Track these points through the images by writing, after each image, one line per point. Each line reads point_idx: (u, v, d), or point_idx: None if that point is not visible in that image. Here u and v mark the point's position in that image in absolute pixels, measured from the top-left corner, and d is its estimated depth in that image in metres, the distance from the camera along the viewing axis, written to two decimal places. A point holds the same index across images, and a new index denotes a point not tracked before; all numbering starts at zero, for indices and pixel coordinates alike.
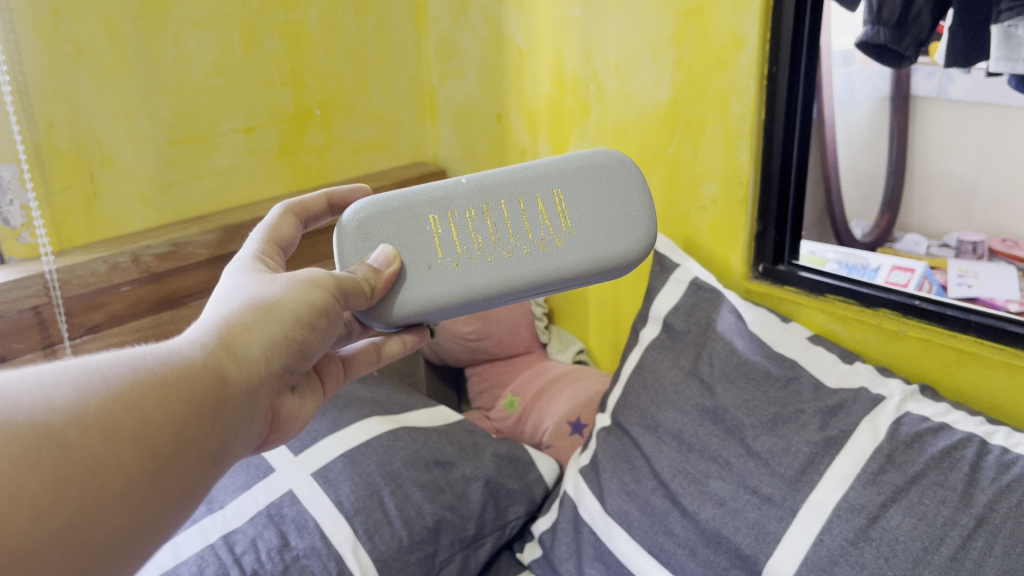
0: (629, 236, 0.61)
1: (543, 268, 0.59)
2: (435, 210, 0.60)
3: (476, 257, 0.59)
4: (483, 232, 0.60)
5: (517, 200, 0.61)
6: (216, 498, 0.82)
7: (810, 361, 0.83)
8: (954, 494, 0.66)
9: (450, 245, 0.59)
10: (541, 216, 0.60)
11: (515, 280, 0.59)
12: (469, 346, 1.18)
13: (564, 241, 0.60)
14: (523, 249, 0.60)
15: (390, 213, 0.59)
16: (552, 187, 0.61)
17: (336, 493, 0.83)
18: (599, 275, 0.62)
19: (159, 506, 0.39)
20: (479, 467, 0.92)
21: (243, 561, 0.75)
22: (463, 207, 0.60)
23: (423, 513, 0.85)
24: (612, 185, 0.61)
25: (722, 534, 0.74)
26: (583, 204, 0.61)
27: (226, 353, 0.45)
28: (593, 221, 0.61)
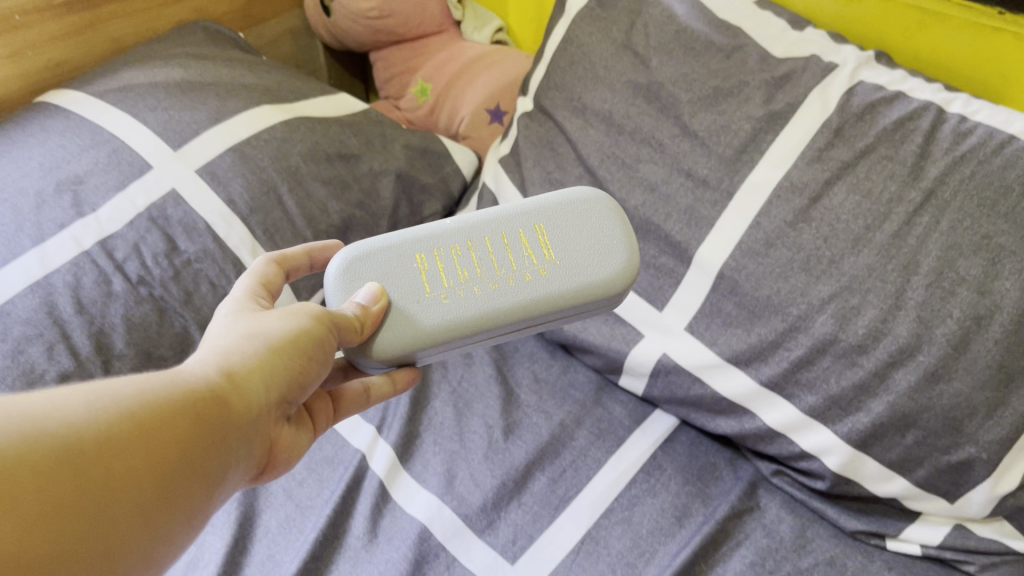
0: (620, 258, 0.52)
1: (532, 297, 0.50)
2: (418, 247, 0.51)
3: (466, 288, 0.50)
4: (467, 267, 0.51)
5: (501, 233, 0.52)
6: (86, 200, 0.69)
7: (755, 27, 0.72)
8: (903, 169, 0.60)
9: (437, 277, 0.51)
10: (526, 246, 0.52)
11: (505, 315, 0.50)
12: (371, 26, 1.00)
13: (551, 272, 0.51)
14: (508, 281, 0.51)
15: (373, 254, 0.51)
16: (534, 221, 0.53)
17: (227, 192, 0.73)
18: (591, 307, 0.53)
19: (169, 529, 0.35)
20: (388, 160, 0.83)
21: (127, 267, 0.67)
22: (451, 241, 0.52)
23: (329, 212, 0.77)
24: (598, 215, 0.53)
25: (651, 221, 0.70)
26: (564, 234, 0.52)
27: (231, 386, 0.40)
28: (580, 250, 0.52)
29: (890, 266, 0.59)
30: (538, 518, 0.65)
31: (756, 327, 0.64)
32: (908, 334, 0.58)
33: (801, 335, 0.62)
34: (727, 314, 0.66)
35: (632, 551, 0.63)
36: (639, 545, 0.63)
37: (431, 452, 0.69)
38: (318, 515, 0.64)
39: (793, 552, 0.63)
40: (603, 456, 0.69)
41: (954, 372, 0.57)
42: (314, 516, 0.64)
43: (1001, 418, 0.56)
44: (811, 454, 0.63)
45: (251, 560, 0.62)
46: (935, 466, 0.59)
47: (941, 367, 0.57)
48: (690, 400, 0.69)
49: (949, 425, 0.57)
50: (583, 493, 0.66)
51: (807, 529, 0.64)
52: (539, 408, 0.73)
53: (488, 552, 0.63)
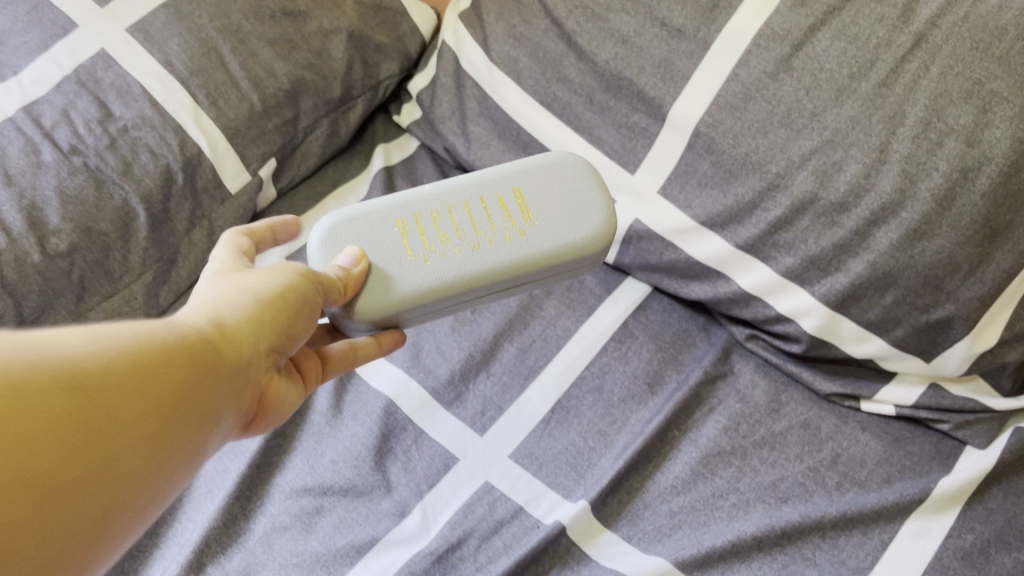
0: (598, 218, 0.49)
1: (512, 259, 0.47)
2: (396, 211, 0.48)
3: (446, 251, 0.47)
4: (448, 229, 0.48)
5: (479, 196, 0.49)
6: (7, 63, 0.65)
7: None
8: (893, 12, 0.56)
9: (418, 240, 0.47)
10: (506, 208, 0.48)
11: (484, 278, 0.47)
12: None
13: (531, 233, 0.48)
14: (488, 242, 0.47)
15: (352, 220, 0.47)
16: (514, 183, 0.49)
17: (162, 53, 0.66)
18: (571, 268, 0.50)
19: (166, 467, 0.35)
20: (339, 18, 0.73)
21: (57, 135, 0.62)
22: (430, 204, 0.48)
23: (277, 74, 0.70)
24: (578, 176, 0.50)
25: (624, 77, 0.65)
26: (545, 195, 0.49)
27: (224, 337, 0.39)
28: (561, 210, 0.49)
29: (875, 118, 0.55)
30: (508, 389, 0.63)
31: (733, 187, 0.61)
32: (891, 192, 0.55)
33: (780, 194, 0.59)
34: (703, 175, 0.63)
35: (603, 420, 0.62)
36: (610, 413, 0.62)
37: None
38: None
39: (766, 416, 0.62)
40: (572, 326, 0.67)
41: (938, 229, 0.54)
42: None
43: (983, 275, 0.55)
44: (787, 317, 0.61)
45: None
46: (913, 325, 0.58)
47: (924, 224, 0.54)
48: (663, 265, 0.66)
49: (929, 284, 0.56)
50: (553, 363, 0.64)
51: (782, 392, 0.63)
52: None
53: (459, 426, 0.61)
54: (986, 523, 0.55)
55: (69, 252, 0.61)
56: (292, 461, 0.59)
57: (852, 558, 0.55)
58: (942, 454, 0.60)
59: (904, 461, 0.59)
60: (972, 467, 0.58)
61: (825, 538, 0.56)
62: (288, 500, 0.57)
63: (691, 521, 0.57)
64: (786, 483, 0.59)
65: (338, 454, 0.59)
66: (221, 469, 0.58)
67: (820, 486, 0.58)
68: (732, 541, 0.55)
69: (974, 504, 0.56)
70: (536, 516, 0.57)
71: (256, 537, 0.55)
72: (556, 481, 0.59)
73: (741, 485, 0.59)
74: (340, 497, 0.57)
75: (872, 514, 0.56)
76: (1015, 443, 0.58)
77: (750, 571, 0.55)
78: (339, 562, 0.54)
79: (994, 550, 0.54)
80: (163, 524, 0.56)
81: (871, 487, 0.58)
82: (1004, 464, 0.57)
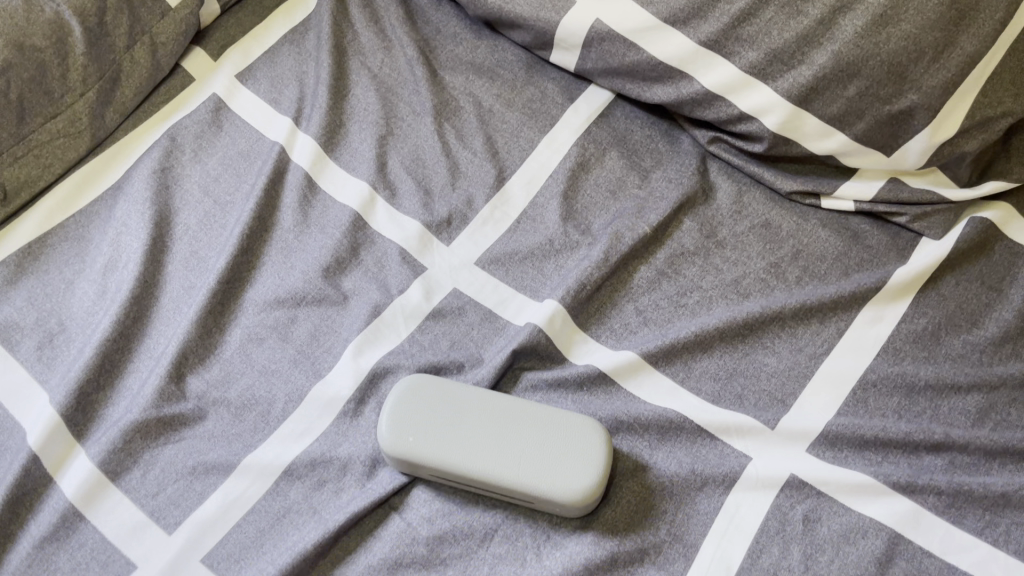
0: (573, 480, 0.48)
1: (522, 474, 0.48)
2: (423, 424, 0.50)
3: (466, 442, 0.49)
4: (464, 437, 0.49)
5: (487, 439, 0.49)
6: None
7: None
8: None
9: (443, 439, 0.49)
10: (519, 449, 0.49)
11: (502, 465, 0.48)
12: None
13: (536, 489, 0.48)
14: (505, 452, 0.49)
15: (402, 423, 0.50)
16: (533, 479, 0.48)
17: None
18: (557, 472, 0.48)
19: None
20: None
21: None
22: (447, 435, 0.49)
23: None
24: (525, 442, 0.49)
25: None
26: (558, 443, 0.49)
27: None
28: (545, 464, 0.49)
29: None
30: (473, 200, 0.63)
31: None
32: None
33: None
34: None
35: (568, 226, 0.62)
36: (574, 220, 0.62)
37: (355, 141, 0.65)
38: (241, 210, 0.60)
39: (729, 218, 0.62)
40: (535, 137, 0.66)
41: (905, 14, 0.54)
42: (236, 212, 0.61)
43: (947, 61, 0.55)
44: (750, 115, 0.60)
45: (174, 256, 0.59)
46: (875, 118, 0.57)
47: (891, 9, 0.54)
48: (625, 69, 0.64)
49: (893, 73, 0.55)
50: (519, 172, 0.64)
51: (744, 194, 0.63)
52: (467, 90, 0.68)
53: (424, 236, 0.61)
54: (937, 309, 0.57)
55: (2, 69, 0.58)
56: (262, 275, 0.59)
57: (810, 345, 0.57)
58: (899, 246, 0.61)
59: (862, 254, 0.61)
60: (927, 256, 0.59)
61: (784, 328, 0.57)
62: (263, 313, 0.57)
63: (657, 319, 0.58)
64: (748, 279, 0.60)
65: (306, 267, 0.59)
66: (189, 286, 0.58)
67: (780, 281, 0.60)
68: (695, 332, 0.56)
69: (926, 292, 0.58)
70: (505, 317, 0.58)
71: (232, 348, 0.56)
72: (523, 284, 0.60)
73: (704, 283, 0.60)
74: (314, 306, 0.57)
75: (830, 304, 0.57)
76: (969, 232, 0.59)
77: (711, 360, 0.56)
78: (316, 366, 0.55)
79: (944, 334, 0.57)
80: (131, 340, 0.55)
81: (830, 280, 0.59)
82: (957, 253, 0.59)
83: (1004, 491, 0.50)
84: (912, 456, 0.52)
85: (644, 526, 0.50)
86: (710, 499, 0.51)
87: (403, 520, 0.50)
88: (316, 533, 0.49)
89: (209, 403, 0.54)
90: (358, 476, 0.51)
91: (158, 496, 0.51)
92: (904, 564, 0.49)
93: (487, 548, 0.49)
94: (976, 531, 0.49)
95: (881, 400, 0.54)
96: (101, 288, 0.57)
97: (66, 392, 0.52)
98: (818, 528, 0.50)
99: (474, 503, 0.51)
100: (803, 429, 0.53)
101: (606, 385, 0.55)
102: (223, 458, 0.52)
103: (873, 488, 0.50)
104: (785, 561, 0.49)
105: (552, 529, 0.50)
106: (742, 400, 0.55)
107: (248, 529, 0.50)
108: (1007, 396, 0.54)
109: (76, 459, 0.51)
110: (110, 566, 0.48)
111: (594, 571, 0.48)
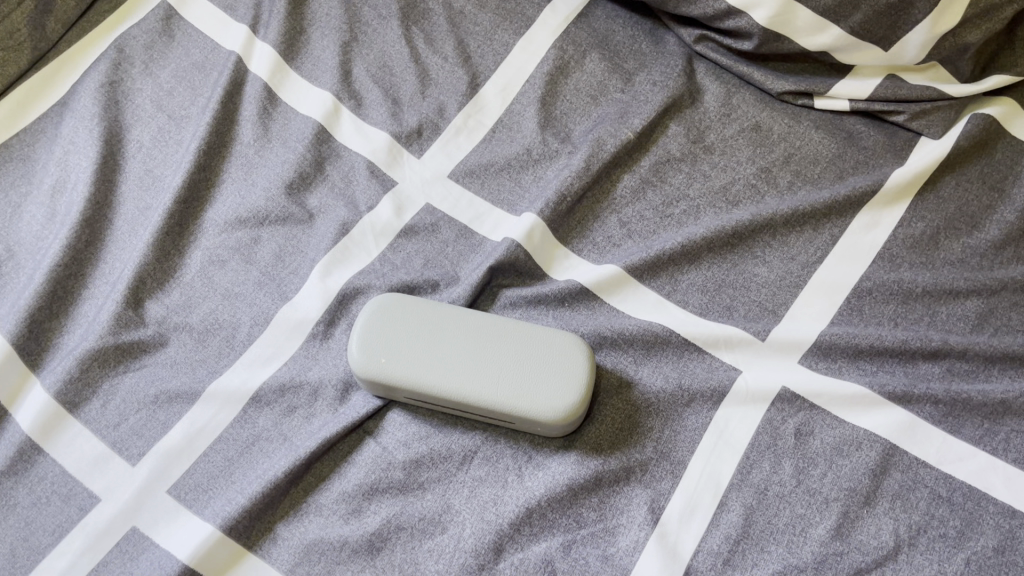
0: (555, 397, 0.46)
1: (500, 392, 0.46)
2: (396, 344, 0.47)
3: (441, 360, 0.46)
4: (439, 355, 0.47)
5: (463, 356, 0.47)
6: None
7: None
8: None
9: (417, 359, 0.46)
10: (497, 367, 0.46)
11: (480, 383, 0.46)
12: None
13: (516, 407, 0.46)
14: (483, 369, 0.46)
15: (373, 343, 0.47)
16: (513, 397, 0.46)
17: None
18: (538, 389, 0.46)
19: None
20: None
21: None
22: (421, 353, 0.47)
23: None
24: (504, 359, 0.47)
25: None
26: (538, 359, 0.47)
27: None
28: (525, 381, 0.46)
29: None
30: (445, 109, 0.59)
31: None
32: None
33: None
34: None
35: (547, 135, 0.58)
36: (552, 128, 0.59)
37: (318, 49, 0.61)
38: (197, 125, 0.57)
39: (717, 122, 0.59)
40: (510, 40, 0.62)
41: None
42: (192, 128, 0.57)
43: None
44: (739, 10, 0.56)
45: (127, 175, 0.56)
46: (872, 8, 0.54)
47: None
48: None
49: None
50: (493, 79, 0.60)
51: (733, 96, 0.60)
52: None
53: (393, 148, 0.57)
54: (936, 212, 0.55)
55: None
56: (222, 194, 0.56)
57: (802, 253, 0.54)
58: (897, 147, 0.58)
59: (857, 156, 0.57)
60: (926, 157, 0.56)
61: (776, 236, 0.54)
62: (224, 234, 0.54)
63: (641, 230, 0.55)
64: (737, 186, 0.57)
65: (268, 184, 0.55)
66: (144, 208, 0.55)
67: (771, 187, 0.56)
68: (681, 244, 0.53)
69: (925, 195, 0.55)
70: (481, 233, 0.55)
71: (193, 272, 0.53)
72: (499, 198, 0.56)
73: (691, 191, 0.56)
74: (278, 226, 0.54)
75: (824, 209, 0.55)
76: (970, 130, 0.56)
77: (698, 272, 0.54)
78: (283, 288, 0.52)
79: (942, 238, 0.54)
80: (85, 265, 0.52)
81: (824, 185, 0.56)
82: (958, 152, 0.56)
83: (1003, 399, 0.48)
84: (908, 364, 0.50)
85: (630, 444, 0.48)
86: (698, 415, 0.49)
87: (378, 445, 0.48)
88: (286, 460, 0.46)
89: (170, 329, 0.51)
90: (330, 401, 0.49)
91: (119, 427, 0.48)
92: (900, 475, 0.46)
93: (466, 472, 0.47)
94: (975, 440, 0.47)
95: (876, 308, 0.52)
96: (50, 212, 0.54)
97: (17, 320, 0.49)
98: (811, 441, 0.48)
99: (453, 426, 0.48)
100: (795, 340, 0.50)
101: (589, 300, 0.52)
102: (187, 386, 0.49)
103: (868, 399, 0.48)
104: (776, 476, 0.47)
105: (534, 450, 0.48)
106: (731, 312, 0.52)
107: (215, 458, 0.47)
108: (1008, 301, 0.52)
109: (32, 389, 0.49)
110: (72, 499, 0.46)
111: (578, 492, 0.46)
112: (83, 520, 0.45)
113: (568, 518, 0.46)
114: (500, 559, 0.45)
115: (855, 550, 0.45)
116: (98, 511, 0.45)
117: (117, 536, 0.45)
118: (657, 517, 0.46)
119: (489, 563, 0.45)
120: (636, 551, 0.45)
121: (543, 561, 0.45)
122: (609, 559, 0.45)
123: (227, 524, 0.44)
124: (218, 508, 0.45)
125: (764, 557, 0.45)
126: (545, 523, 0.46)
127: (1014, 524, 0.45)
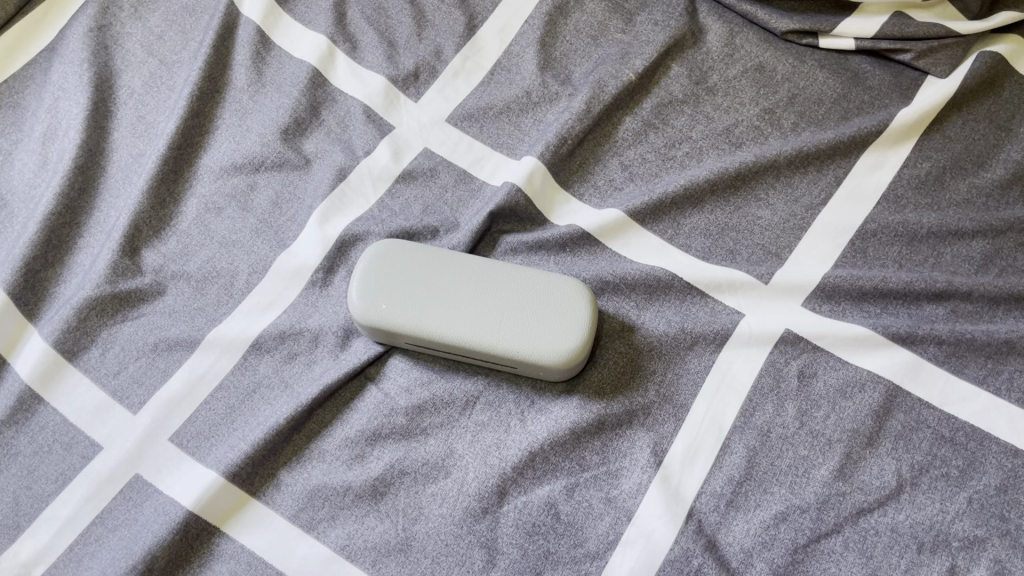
0: (555, 339, 0.45)
1: (501, 335, 0.45)
2: (398, 288, 0.47)
3: (442, 304, 0.46)
4: (440, 298, 0.46)
5: (464, 299, 0.46)
6: None
7: None
8: None
9: (418, 303, 0.46)
10: (498, 310, 0.46)
11: (481, 326, 0.45)
12: None
13: (517, 349, 0.45)
14: (484, 312, 0.46)
15: (374, 287, 0.47)
16: (513, 339, 0.45)
17: None
18: (540, 333, 0.45)
19: None
20: None
21: None
22: (423, 297, 0.46)
23: None
24: (506, 302, 0.46)
25: None
26: (540, 302, 0.46)
27: None
28: (526, 324, 0.46)
29: None
30: (443, 51, 0.58)
31: None
32: None
33: None
34: None
35: (547, 76, 0.57)
36: (552, 70, 0.58)
37: None
38: (189, 70, 0.56)
39: (720, 62, 0.58)
40: None
41: None
42: (183, 72, 0.56)
43: None
44: None
45: (119, 122, 0.55)
46: None
47: None
48: None
49: None
50: (491, 20, 0.59)
51: (736, 36, 0.59)
52: None
53: (390, 91, 0.56)
54: (942, 152, 0.54)
55: None
56: (216, 140, 0.55)
57: (806, 196, 0.53)
58: (902, 86, 0.57)
59: (862, 96, 0.56)
60: (932, 95, 0.55)
61: (779, 178, 0.54)
62: (219, 181, 0.53)
63: (644, 173, 0.54)
64: (741, 127, 0.56)
65: (264, 130, 0.54)
66: (137, 155, 0.54)
67: (775, 128, 0.56)
68: (684, 186, 0.53)
69: (931, 134, 0.54)
70: (481, 178, 0.54)
71: (189, 219, 0.52)
72: (498, 141, 0.55)
73: (694, 132, 0.56)
74: (274, 173, 0.53)
75: (828, 150, 0.54)
76: (978, 68, 0.55)
77: (701, 214, 0.53)
78: (281, 235, 0.52)
79: (948, 178, 0.53)
80: (80, 215, 0.52)
81: (829, 125, 0.55)
82: (965, 90, 0.55)
83: (1008, 338, 0.48)
84: (913, 306, 0.50)
85: (632, 388, 0.48)
86: (701, 358, 0.48)
87: (380, 392, 0.48)
88: (288, 407, 0.46)
89: (168, 277, 0.51)
90: (330, 348, 0.49)
91: (119, 375, 0.48)
92: (902, 417, 0.46)
93: (468, 417, 0.47)
94: (978, 380, 0.47)
95: (881, 250, 0.51)
96: (42, 161, 0.53)
97: (12, 270, 0.49)
98: (814, 383, 0.47)
99: (455, 372, 0.48)
100: (800, 282, 0.50)
101: (591, 245, 0.52)
102: (186, 334, 0.48)
103: (870, 340, 0.48)
104: (780, 419, 0.47)
105: (537, 395, 0.48)
106: (734, 255, 0.52)
107: (217, 406, 0.47)
108: (1014, 241, 0.51)
109: (30, 337, 0.48)
110: (74, 448, 0.46)
111: (580, 435, 0.46)
112: (86, 468, 0.45)
113: (571, 461, 0.46)
114: (504, 503, 0.45)
115: (857, 490, 0.45)
116: (102, 458, 0.45)
117: (121, 483, 0.45)
118: (660, 460, 0.46)
119: (492, 506, 0.45)
120: (639, 494, 0.45)
121: (546, 504, 0.45)
122: (612, 501, 0.45)
123: (230, 470, 0.44)
124: (220, 455, 0.45)
125: (767, 498, 0.45)
126: (548, 467, 0.46)
127: (1016, 463, 0.45)
